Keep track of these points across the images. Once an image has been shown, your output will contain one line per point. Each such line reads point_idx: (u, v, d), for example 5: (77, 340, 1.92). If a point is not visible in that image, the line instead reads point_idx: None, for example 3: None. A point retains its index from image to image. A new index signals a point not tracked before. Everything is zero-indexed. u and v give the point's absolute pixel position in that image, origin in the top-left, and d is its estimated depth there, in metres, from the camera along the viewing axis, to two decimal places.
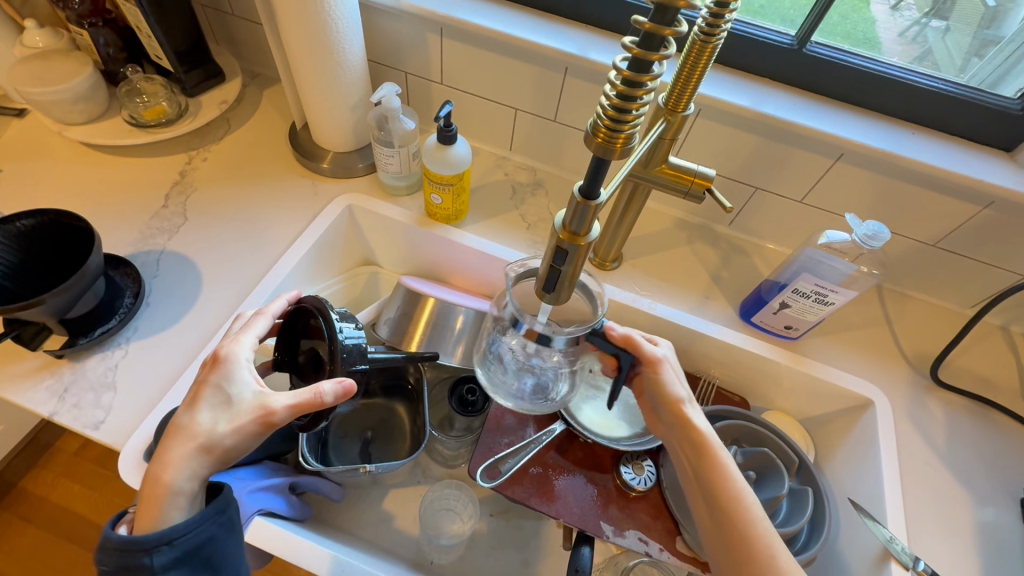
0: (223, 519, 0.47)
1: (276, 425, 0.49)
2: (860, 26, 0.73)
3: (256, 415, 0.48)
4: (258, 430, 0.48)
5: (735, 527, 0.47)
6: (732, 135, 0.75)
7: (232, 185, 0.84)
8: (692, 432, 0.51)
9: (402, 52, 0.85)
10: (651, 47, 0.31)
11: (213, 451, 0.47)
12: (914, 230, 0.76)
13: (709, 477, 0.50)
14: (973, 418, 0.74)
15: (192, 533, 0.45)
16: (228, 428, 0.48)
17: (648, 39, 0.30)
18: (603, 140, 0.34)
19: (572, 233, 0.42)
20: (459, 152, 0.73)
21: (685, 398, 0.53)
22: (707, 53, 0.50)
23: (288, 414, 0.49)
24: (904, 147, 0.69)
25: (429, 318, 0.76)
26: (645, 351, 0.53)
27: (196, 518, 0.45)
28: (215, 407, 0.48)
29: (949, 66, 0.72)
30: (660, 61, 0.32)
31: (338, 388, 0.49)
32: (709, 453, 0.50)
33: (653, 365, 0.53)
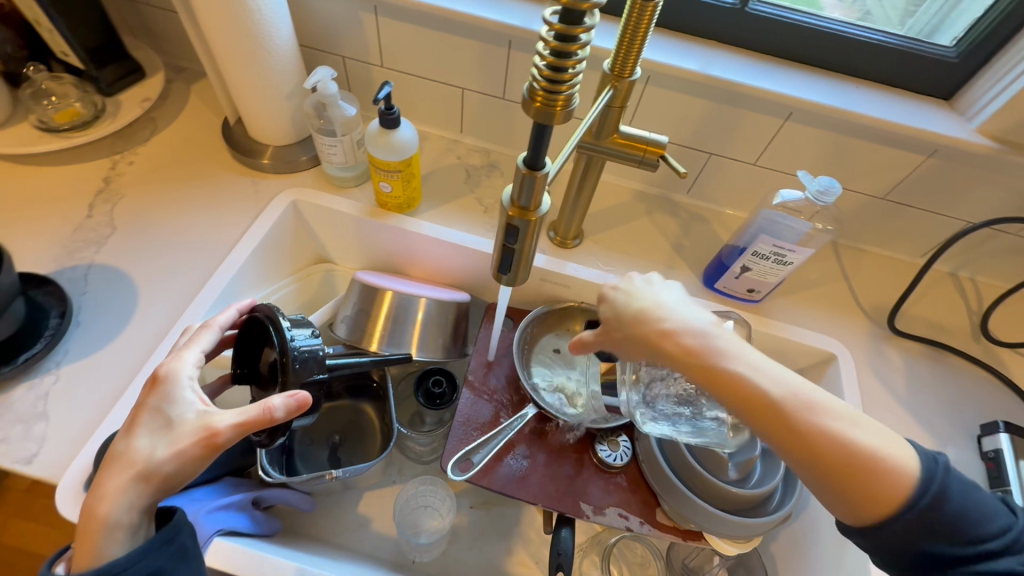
0: (173, 548, 0.44)
1: (221, 446, 0.45)
2: None
3: (198, 437, 0.44)
4: (202, 453, 0.44)
5: (780, 415, 0.43)
6: (683, 101, 0.74)
7: (164, 189, 0.78)
8: (683, 359, 0.47)
9: (337, 35, 0.80)
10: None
11: (152, 479, 0.43)
12: (864, 184, 0.77)
13: (727, 393, 0.45)
14: (930, 362, 0.77)
15: (136, 566, 0.41)
16: (168, 451, 0.43)
17: None
18: (541, 105, 0.32)
19: (522, 208, 0.40)
20: (404, 135, 0.69)
21: (655, 322, 0.49)
22: (649, 13, 0.48)
23: (234, 433, 0.44)
24: (850, 102, 0.69)
25: (389, 313, 0.72)
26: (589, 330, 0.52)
27: (139, 549, 0.42)
28: (155, 432, 0.44)
29: (887, 19, 0.72)
30: (591, 11, 0.29)
31: (290, 402, 0.46)
32: (704, 368, 0.46)
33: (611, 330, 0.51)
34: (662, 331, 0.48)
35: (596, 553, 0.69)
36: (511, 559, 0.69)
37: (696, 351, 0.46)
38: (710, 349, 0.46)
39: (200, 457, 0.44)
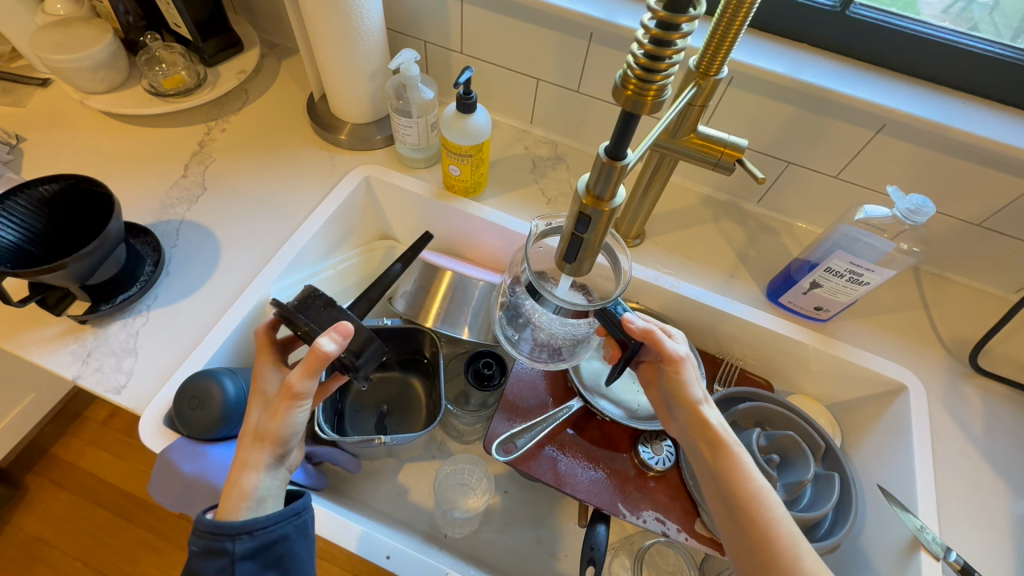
0: (298, 522, 0.49)
1: (298, 394, 0.49)
2: None
3: (282, 396, 0.49)
4: (289, 404, 0.49)
5: (757, 529, 0.46)
6: (766, 105, 0.72)
7: (251, 156, 0.83)
8: (701, 428, 0.50)
9: (422, 20, 0.82)
10: None
11: (265, 439, 0.49)
12: (958, 209, 0.72)
13: (729, 485, 0.48)
14: (1014, 406, 0.71)
15: (271, 527, 0.47)
16: (268, 420, 0.49)
17: None
18: (633, 92, 0.32)
19: (596, 197, 0.39)
20: (478, 122, 0.71)
21: (702, 398, 0.51)
22: (744, 10, 0.46)
23: (303, 378, 0.48)
24: (953, 117, 0.64)
25: (447, 291, 0.76)
26: (666, 348, 0.49)
27: (276, 513, 0.47)
28: (266, 406, 0.52)
29: (1006, 32, 0.67)
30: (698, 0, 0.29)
31: (333, 334, 0.49)
32: (718, 442, 0.49)
33: (674, 363, 0.50)
34: (701, 414, 0.51)
35: (626, 555, 0.69)
36: (540, 548, 0.69)
37: (715, 443, 0.49)
38: (726, 446, 0.49)
39: (291, 408, 0.49)
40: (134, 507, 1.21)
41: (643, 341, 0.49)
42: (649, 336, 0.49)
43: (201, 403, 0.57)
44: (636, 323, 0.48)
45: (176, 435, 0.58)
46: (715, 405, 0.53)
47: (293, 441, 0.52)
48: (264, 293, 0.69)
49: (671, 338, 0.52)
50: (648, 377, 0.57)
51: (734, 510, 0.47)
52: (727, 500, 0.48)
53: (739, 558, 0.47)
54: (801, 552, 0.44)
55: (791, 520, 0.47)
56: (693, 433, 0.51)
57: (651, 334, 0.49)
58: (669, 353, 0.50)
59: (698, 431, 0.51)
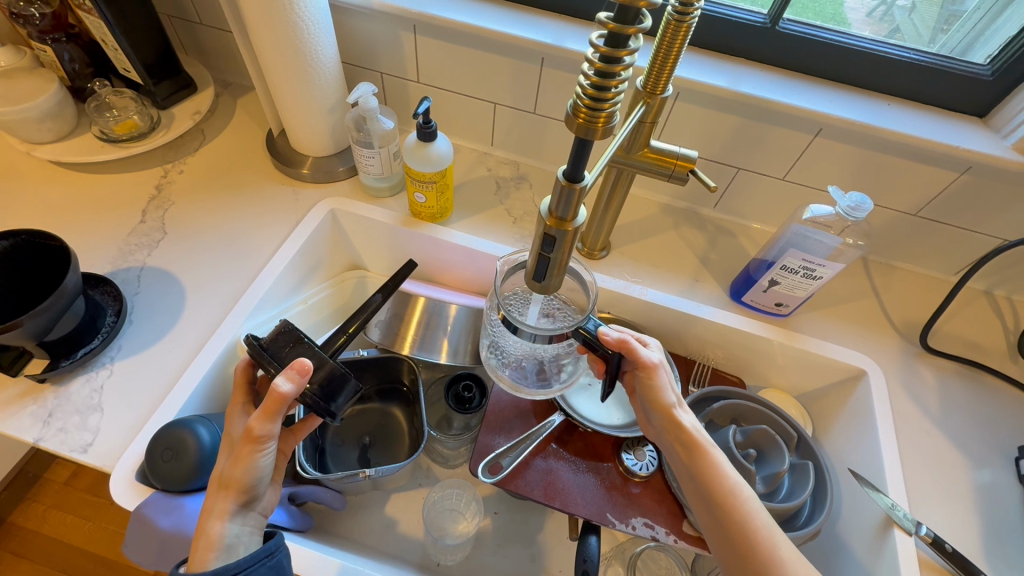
0: (273, 562, 0.47)
1: (259, 437, 0.48)
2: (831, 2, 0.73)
3: (244, 441, 0.48)
4: (252, 449, 0.48)
5: (736, 523, 0.47)
6: (713, 116, 0.76)
7: (211, 196, 0.82)
8: (675, 430, 0.52)
9: (377, 53, 0.84)
10: (626, 21, 0.30)
11: (229, 487, 0.48)
12: (896, 201, 0.77)
13: (706, 483, 0.50)
14: (964, 381, 0.75)
15: (245, 572, 0.45)
16: (232, 467, 0.49)
17: (622, 13, 0.30)
18: (584, 120, 0.34)
19: (559, 219, 0.41)
20: (440, 149, 0.71)
21: (675, 402, 0.53)
22: (683, 32, 0.50)
23: (263, 422, 0.48)
24: (881, 118, 0.70)
25: (421, 318, 0.76)
26: (640, 355, 0.51)
27: (248, 556, 0.46)
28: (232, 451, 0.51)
29: (921, 38, 0.72)
30: (636, 35, 0.31)
31: (291, 373, 0.48)
32: (693, 441, 0.51)
33: (648, 369, 0.52)
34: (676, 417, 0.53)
35: (619, 563, 0.70)
36: (534, 565, 0.69)
37: (690, 444, 0.51)
38: (700, 444, 0.51)
39: (254, 453, 0.49)
40: (106, 571, 1.15)
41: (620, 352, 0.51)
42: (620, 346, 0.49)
43: (174, 453, 0.55)
44: (610, 335, 0.50)
45: (150, 489, 0.56)
46: (688, 407, 0.55)
47: (260, 486, 0.51)
48: (234, 335, 0.67)
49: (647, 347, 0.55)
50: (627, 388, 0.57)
51: (714, 506, 0.49)
52: (706, 497, 0.50)
53: (722, 554, 0.48)
54: (779, 543, 0.46)
55: (767, 512, 0.49)
56: (667, 435, 0.53)
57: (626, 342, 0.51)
58: (643, 360, 0.52)
59: (675, 434, 0.52)
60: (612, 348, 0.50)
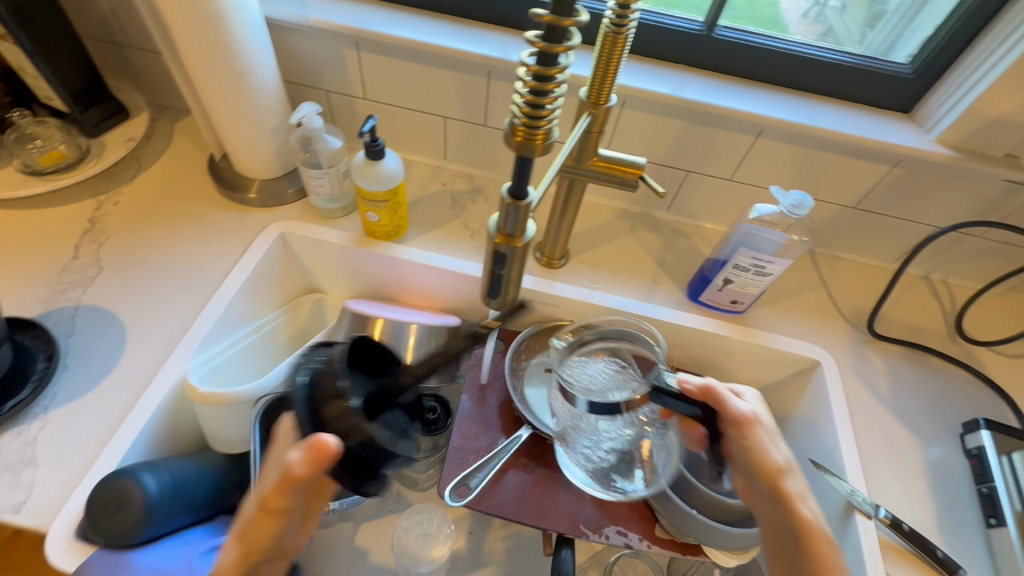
0: None
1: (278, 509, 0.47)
2: (766, 9, 0.76)
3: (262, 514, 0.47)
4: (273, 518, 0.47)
5: None
6: (659, 122, 0.77)
7: (150, 227, 0.78)
8: (777, 493, 0.53)
9: (320, 71, 0.82)
10: (554, 40, 0.31)
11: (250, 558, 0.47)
12: (836, 196, 0.81)
13: (810, 546, 0.51)
14: (911, 363, 0.79)
15: None
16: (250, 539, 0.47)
17: (550, 32, 0.30)
18: (523, 139, 0.34)
19: (508, 235, 0.42)
20: (390, 166, 0.70)
21: (784, 466, 0.53)
22: (620, 44, 0.52)
23: (280, 495, 0.46)
24: (815, 117, 0.73)
25: (382, 340, 0.71)
26: (732, 410, 0.55)
27: None
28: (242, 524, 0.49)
29: (849, 39, 0.76)
30: (565, 52, 0.31)
31: (306, 448, 0.45)
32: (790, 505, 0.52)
33: (745, 426, 0.55)
34: (784, 479, 0.53)
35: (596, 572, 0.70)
36: None
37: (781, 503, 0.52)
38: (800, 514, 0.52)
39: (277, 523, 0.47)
40: None
41: (704, 401, 0.56)
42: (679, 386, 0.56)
43: (117, 506, 0.52)
44: (688, 381, 0.57)
45: (92, 547, 0.52)
46: (796, 471, 0.54)
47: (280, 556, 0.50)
48: (181, 373, 0.64)
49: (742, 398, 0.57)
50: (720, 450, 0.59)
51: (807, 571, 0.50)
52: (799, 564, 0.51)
53: None
54: None
55: None
56: (760, 493, 0.54)
57: (710, 390, 0.55)
58: (730, 411, 0.55)
59: (780, 503, 0.53)
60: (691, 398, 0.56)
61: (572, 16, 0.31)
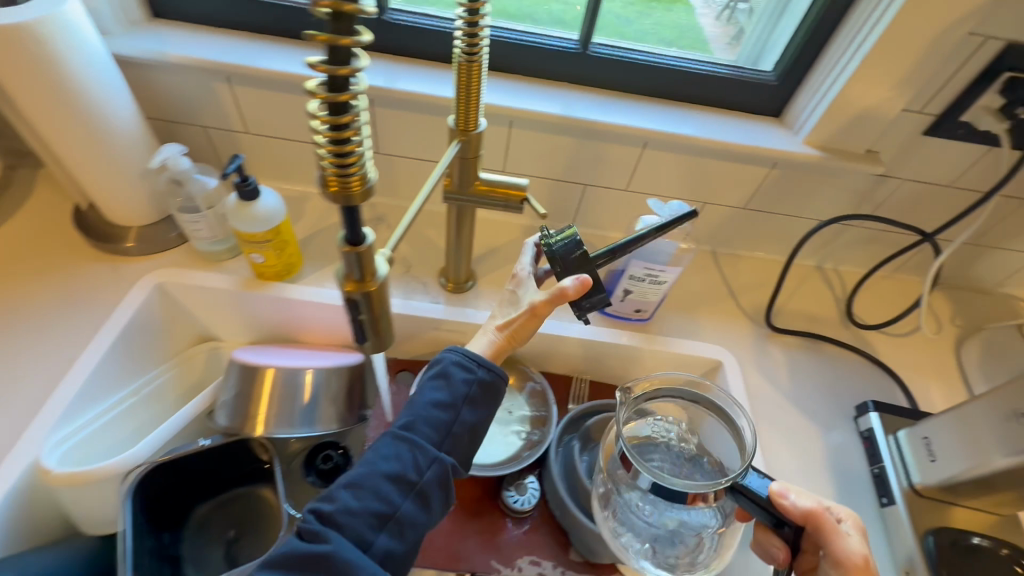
0: None
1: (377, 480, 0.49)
2: (680, 21, 0.80)
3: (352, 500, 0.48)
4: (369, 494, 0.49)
5: None
6: (549, 139, 0.78)
7: (6, 289, 0.71)
8: None
9: (193, 108, 0.77)
10: (337, 91, 0.28)
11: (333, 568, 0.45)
12: (725, 198, 0.84)
13: None
14: (808, 352, 0.82)
15: None
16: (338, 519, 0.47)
17: (331, 84, 0.28)
18: (338, 190, 0.32)
19: (357, 280, 0.41)
20: (267, 205, 0.67)
21: None
22: (476, 70, 0.51)
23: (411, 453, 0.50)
24: (692, 127, 0.76)
25: (273, 390, 0.67)
26: (837, 541, 0.48)
27: None
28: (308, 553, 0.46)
29: (755, 45, 0.80)
30: (353, 99, 0.29)
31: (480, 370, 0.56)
32: None
33: (842, 562, 0.48)
34: None
35: None
36: None
37: None
38: None
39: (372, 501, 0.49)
40: None
41: (804, 524, 0.49)
42: (775, 501, 0.48)
43: None
44: (789, 498, 0.49)
45: None
46: None
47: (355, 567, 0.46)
48: (36, 454, 0.58)
49: (845, 523, 0.50)
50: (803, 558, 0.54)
51: None
52: None
53: None
54: None
55: None
56: None
57: (814, 512, 0.49)
58: (838, 540, 0.49)
59: None
60: (795, 517, 0.48)
61: (349, 59, 0.28)
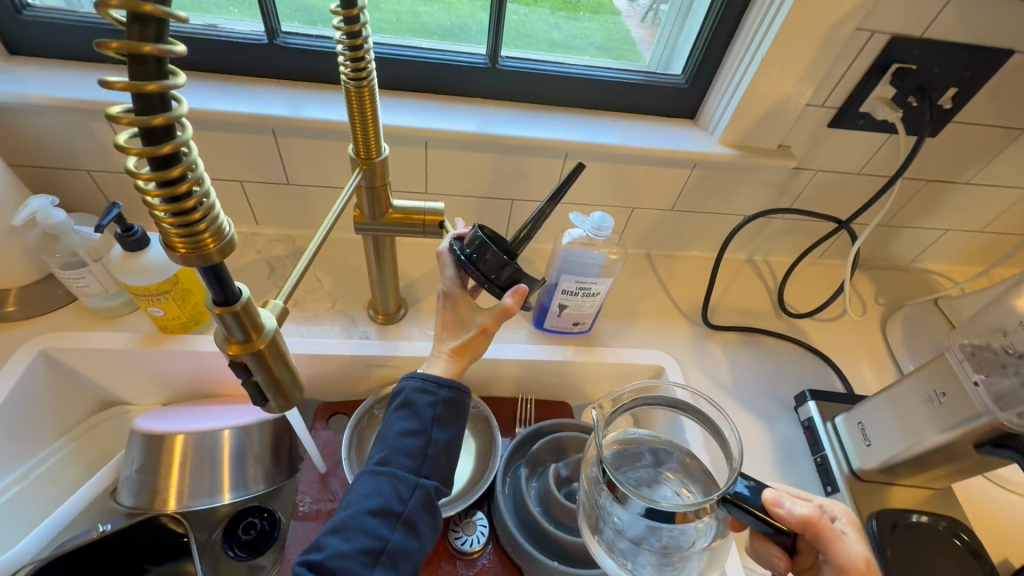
0: None
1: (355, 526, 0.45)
2: (586, 29, 0.77)
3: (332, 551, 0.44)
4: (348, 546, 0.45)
5: None
6: (469, 157, 0.75)
7: None
8: None
9: (72, 152, 0.70)
10: (159, 141, 0.25)
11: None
12: (652, 202, 0.84)
13: None
14: (747, 347, 0.83)
15: None
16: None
17: (149, 134, 0.25)
18: (189, 251, 0.28)
19: (241, 341, 0.36)
20: (158, 254, 0.61)
21: None
22: (368, 97, 0.49)
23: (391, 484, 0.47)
24: (610, 136, 0.75)
25: (184, 459, 0.61)
26: (837, 545, 0.46)
27: None
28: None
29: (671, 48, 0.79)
30: (182, 148, 0.26)
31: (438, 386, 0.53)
32: None
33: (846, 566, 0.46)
34: None
35: None
36: None
37: None
38: None
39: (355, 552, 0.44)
40: None
41: (802, 529, 0.47)
42: (769, 509, 0.46)
43: None
44: (784, 506, 0.47)
45: None
46: None
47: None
48: None
49: (839, 523, 0.49)
50: (804, 564, 0.52)
51: None
52: None
53: None
54: None
55: None
56: None
57: (813, 519, 0.46)
58: (838, 544, 0.47)
59: None
60: (790, 525, 0.46)
61: (167, 106, 0.25)
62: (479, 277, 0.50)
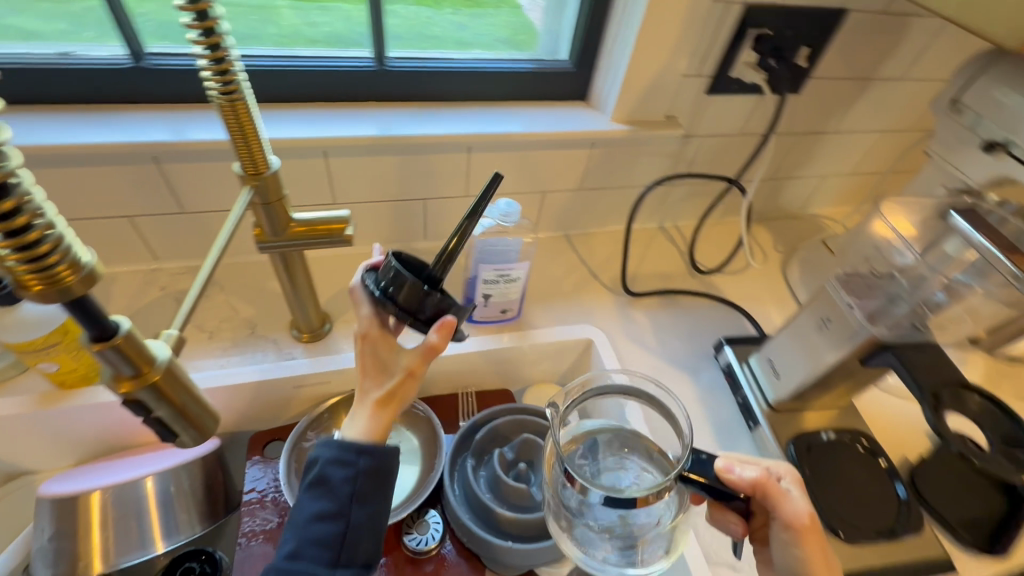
0: None
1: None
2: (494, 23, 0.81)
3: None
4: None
5: None
6: (372, 162, 0.75)
7: None
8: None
9: None
10: None
11: None
12: (561, 184, 0.86)
13: None
14: (667, 308, 0.88)
15: None
16: None
17: None
18: (45, 285, 0.28)
19: (132, 379, 0.35)
20: (37, 307, 0.55)
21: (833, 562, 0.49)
22: (243, 109, 0.47)
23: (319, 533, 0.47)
24: (509, 125, 0.77)
25: (104, 517, 0.58)
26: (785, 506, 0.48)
27: None
28: None
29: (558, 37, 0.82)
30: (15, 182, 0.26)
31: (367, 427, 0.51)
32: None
33: (793, 524, 0.48)
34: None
35: None
36: None
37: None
38: None
39: None
40: None
41: (752, 492, 0.49)
42: (721, 476, 0.48)
43: None
44: (734, 471, 0.49)
45: None
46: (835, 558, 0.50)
47: None
48: None
49: (784, 481, 0.51)
50: (757, 524, 0.54)
51: None
52: None
53: None
54: None
55: None
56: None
57: (762, 481, 0.48)
58: (782, 503, 0.49)
59: None
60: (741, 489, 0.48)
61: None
62: (401, 310, 0.49)
